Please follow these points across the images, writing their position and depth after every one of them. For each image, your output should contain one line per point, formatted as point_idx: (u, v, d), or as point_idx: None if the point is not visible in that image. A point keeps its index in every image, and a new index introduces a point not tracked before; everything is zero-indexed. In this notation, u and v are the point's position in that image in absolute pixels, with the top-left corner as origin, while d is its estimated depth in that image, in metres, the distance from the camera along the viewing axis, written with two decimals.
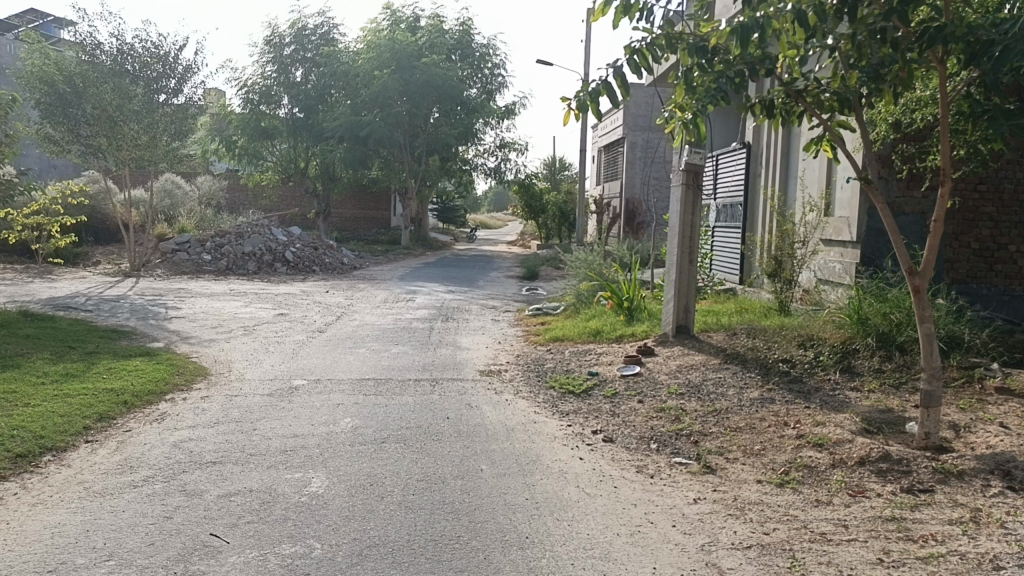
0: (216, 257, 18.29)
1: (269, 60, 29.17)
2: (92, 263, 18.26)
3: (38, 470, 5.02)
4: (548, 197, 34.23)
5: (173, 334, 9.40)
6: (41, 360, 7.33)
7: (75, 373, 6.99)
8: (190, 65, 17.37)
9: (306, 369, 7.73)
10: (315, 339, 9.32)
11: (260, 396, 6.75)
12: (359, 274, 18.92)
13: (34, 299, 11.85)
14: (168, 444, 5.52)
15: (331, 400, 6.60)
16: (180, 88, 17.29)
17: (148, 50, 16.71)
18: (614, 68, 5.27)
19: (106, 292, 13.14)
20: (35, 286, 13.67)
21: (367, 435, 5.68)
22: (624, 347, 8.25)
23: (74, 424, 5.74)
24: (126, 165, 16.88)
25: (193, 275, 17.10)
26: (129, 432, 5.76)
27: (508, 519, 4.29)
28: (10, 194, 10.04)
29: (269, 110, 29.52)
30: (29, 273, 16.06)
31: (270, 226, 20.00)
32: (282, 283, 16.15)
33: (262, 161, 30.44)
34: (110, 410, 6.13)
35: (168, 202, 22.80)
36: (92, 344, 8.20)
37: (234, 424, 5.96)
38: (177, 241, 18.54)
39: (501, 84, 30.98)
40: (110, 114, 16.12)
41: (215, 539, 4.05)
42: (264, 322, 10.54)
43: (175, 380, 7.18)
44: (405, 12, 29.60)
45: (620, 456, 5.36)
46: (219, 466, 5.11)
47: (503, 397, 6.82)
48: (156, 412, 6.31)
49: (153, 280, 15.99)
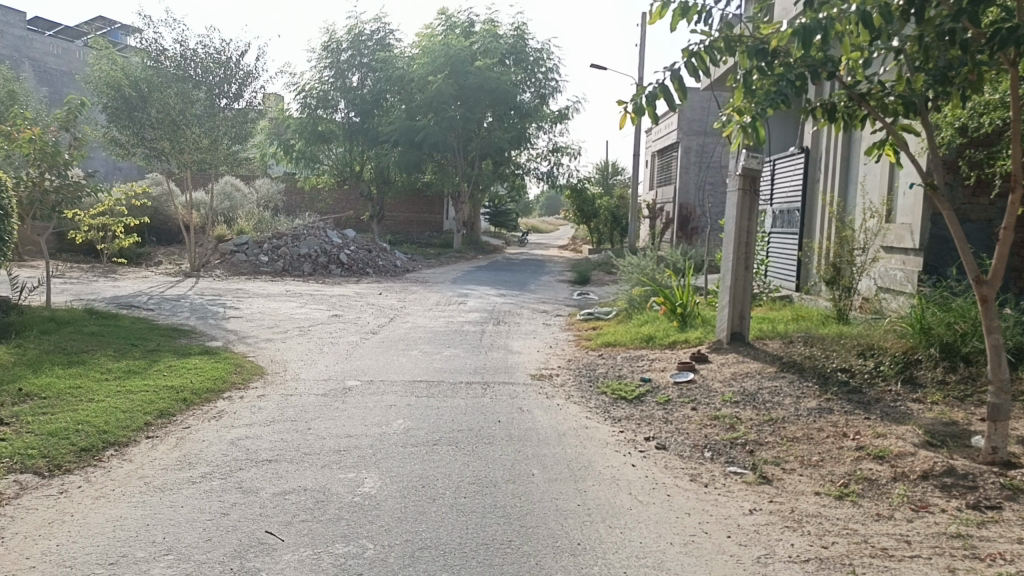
0: (273, 258, 18.65)
1: (326, 65, 29.44)
2: (154, 263, 18.79)
3: (101, 463, 5.18)
4: (600, 202, 34.08)
5: (231, 333, 9.60)
6: (105, 356, 7.55)
7: (137, 370, 7.19)
8: (250, 71, 17.66)
9: (359, 369, 7.82)
10: (368, 340, 9.45)
11: (315, 396, 6.85)
12: (411, 277, 19.10)
13: (100, 297, 12.23)
14: (226, 441, 5.64)
15: (383, 400, 6.67)
16: (240, 93, 17.63)
17: (211, 56, 17.12)
18: (672, 71, 5.21)
19: (168, 292, 13.51)
20: (100, 285, 14.11)
21: (418, 436, 5.72)
22: (678, 353, 8.16)
23: (136, 420, 5.90)
24: (187, 169, 17.31)
25: (251, 276, 17.48)
26: (188, 428, 5.91)
27: (559, 524, 4.27)
28: (77, 195, 10.34)
29: (325, 114, 29.69)
30: (95, 272, 16.60)
31: (326, 229, 20.31)
32: (337, 285, 16.37)
33: (319, 165, 30.94)
34: (171, 406, 6.28)
35: (226, 204, 23.29)
36: (153, 342, 8.42)
37: (290, 423, 6.06)
38: (235, 243, 18.98)
39: (555, 88, 30.98)
40: (174, 119, 16.66)
41: (270, 536, 4.12)
42: (319, 322, 10.70)
43: (233, 378, 7.33)
44: (460, 17, 29.71)
45: (673, 464, 5.29)
46: (275, 463, 5.20)
47: (554, 402, 6.80)
48: (215, 409, 6.46)
49: (213, 280, 16.40)
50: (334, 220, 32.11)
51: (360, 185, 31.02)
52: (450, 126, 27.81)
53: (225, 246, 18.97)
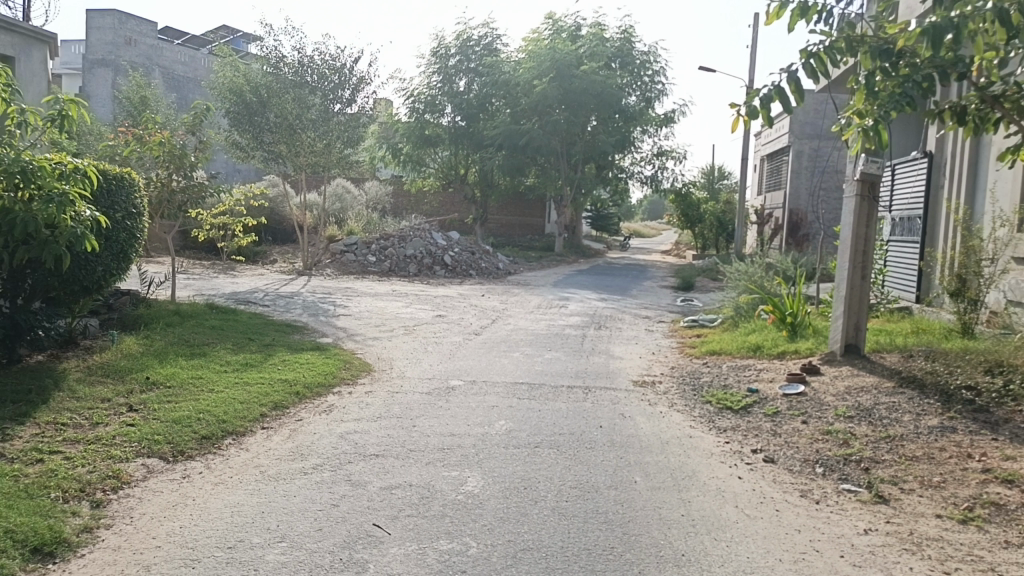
0: (380, 258, 19.18)
1: (435, 70, 30.05)
2: (269, 262, 19.65)
3: (221, 451, 5.45)
4: (705, 206, 33.41)
5: (341, 330, 9.92)
6: (224, 349, 7.94)
7: (253, 363, 7.53)
8: (363, 76, 18.31)
9: (462, 370, 7.94)
10: (471, 341, 9.58)
11: (419, 394, 7.00)
12: (513, 279, 19.26)
13: (220, 292, 12.89)
14: (335, 434, 5.83)
15: (485, 401, 6.75)
16: (353, 98, 18.21)
17: (326, 63, 17.79)
18: (789, 73, 5.04)
19: (282, 289, 14.09)
20: (220, 281, 14.87)
21: (520, 438, 5.76)
22: (786, 364, 7.91)
23: (252, 411, 6.17)
24: (302, 172, 18.02)
25: (359, 275, 18.05)
26: (300, 421, 6.15)
27: (663, 534, 4.21)
28: (202, 196, 10.90)
29: (432, 119, 30.27)
30: (215, 269, 17.50)
31: (430, 230, 20.73)
32: (440, 286, 16.68)
33: (425, 168, 31.61)
34: (284, 399, 6.55)
35: (338, 205, 24.05)
36: (269, 337, 8.80)
37: (396, 419, 6.21)
38: (345, 243, 19.64)
39: (661, 91, 30.61)
40: (291, 123, 17.22)
41: (377, 529, 4.23)
42: (423, 322, 10.93)
43: (342, 374, 7.57)
44: (567, 21, 29.72)
45: (782, 478, 5.13)
46: (382, 458, 5.34)
47: (658, 409, 6.71)
48: (325, 403, 6.69)
49: (323, 278, 17.02)
50: (438, 223, 32.77)
51: (464, 188, 31.49)
52: (554, 130, 27.93)
53: (335, 246, 19.66)
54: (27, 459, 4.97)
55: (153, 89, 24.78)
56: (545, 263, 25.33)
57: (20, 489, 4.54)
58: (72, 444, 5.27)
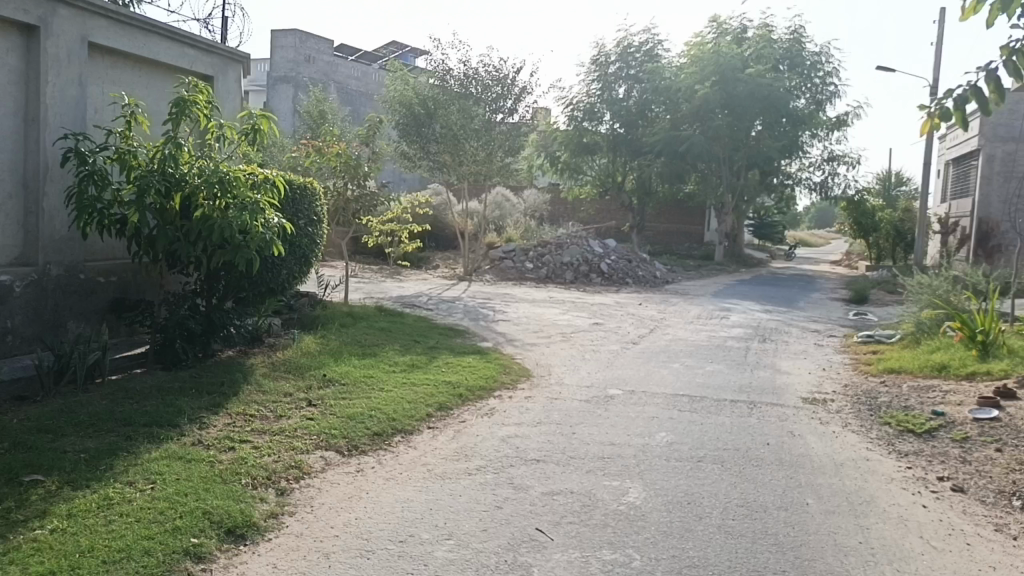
0: (538, 265, 19.42)
1: (594, 78, 29.96)
2: (432, 267, 20.40)
3: (391, 448, 5.72)
4: (880, 215, 31.44)
5: (501, 335, 10.13)
6: (392, 350, 8.31)
7: (419, 364, 7.83)
8: (525, 86, 18.66)
9: (621, 379, 7.88)
10: (630, 350, 9.50)
11: (579, 401, 7.02)
12: (672, 288, 18.93)
13: (387, 296, 13.53)
14: (498, 437, 5.95)
15: (646, 412, 6.67)
16: (515, 108, 18.70)
17: (489, 74, 18.38)
18: (988, 71, 4.61)
19: (444, 293, 14.59)
20: (387, 285, 15.62)
21: (683, 451, 5.64)
22: (976, 386, 7.29)
23: (419, 410, 6.42)
24: (465, 180, 18.61)
25: (517, 282, 18.38)
26: (464, 423, 6.33)
27: (839, 561, 3.99)
28: (374, 204, 11.48)
29: (590, 127, 30.17)
30: (381, 273, 18.39)
31: (588, 238, 20.79)
32: (597, 294, 16.67)
33: (582, 177, 31.60)
34: (449, 401, 6.76)
35: (498, 212, 24.62)
36: (433, 339, 9.13)
37: (556, 425, 6.25)
38: (504, 250, 20.07)
39: (832, 94, 29.20)
40: (456, 133, 17.67)
41: (540, 534, 4.27)
42: (581, 330, 10.96)
43: (502, 378, 7.72)
44: (732, 23, 29.07)
45: (973, 510, 4.73)
46: (543, 464, 5.39)
47: (830, 429, 6.38)
48: (487, 406, 6.85)
49: (483, 284, 17.48)
50: (596, 231, 32.78)
51: (621, 196, 30.82)
52: (716, 135, 27.31)
53: (495, 252, 20.14)
54: (222, 446, 5.43)
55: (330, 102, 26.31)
56: (705, 272, 24.73)
57: (216, 474, 4.98)
58: (260, 434, 5.69)
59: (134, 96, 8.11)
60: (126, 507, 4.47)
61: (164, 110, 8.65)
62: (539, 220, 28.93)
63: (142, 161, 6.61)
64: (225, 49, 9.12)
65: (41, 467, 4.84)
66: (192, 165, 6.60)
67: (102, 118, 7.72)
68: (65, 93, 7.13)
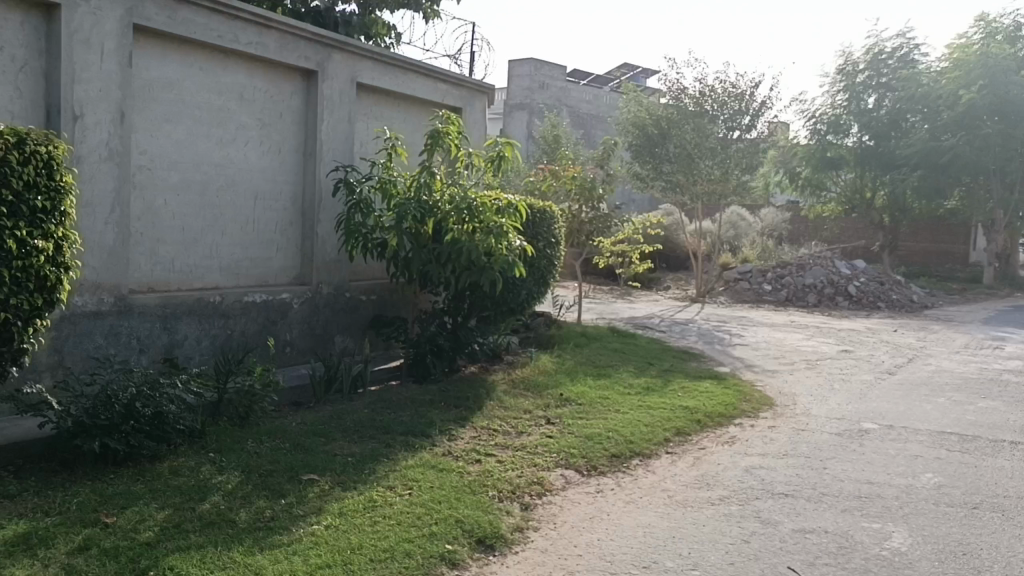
0: (777, 287, 18.54)
1: (841, 89, 26.30)
2: (664, 287, 20.20)
3: (629, 471, 5.75)
4: None
5: (739, 360, 9.78)
6: (627, 372, 8.31)
7: (654, 387, 7.76)
8: (764, 101, 18.00)
9: (876, 412, 7.29)
10: (885, 381, 8.77)
11: (829, 434, 6.59)
12: (933, 314, 17.21)
13: (620, 317, 13.58)
14: (740, 467, 5.75)
15: (907, 450, 6.12)
16: (753, 124, 18.03)
17: (726, 90, 17.91)
18: None
19: (677, 315, 14.37)
20: (619, 306, 15.70)
21: (955, 496, 5.10)
22: None
23: (657, 434, 6.37)
24: (699, 201, 18.31)
25: (754, 305, 17.72)
26: (704, 450, 6.19)
27: None
28: (608, 226, 11.62)
29: (835, 140, 26.28)
30: (614, 293, 18.51)
31: (833, 259, 19.52)
32: (844, 319, 15.57)
33: (827, 193, 27.09)
34: (687, 426, 6.63)
35: (733, 232, 23.89)
36: (668, 363, 9.02)
37: (804, 459, 5.92)
38: (739, 271, 19.53)
39: None
40: (690, 152, 17.67)
41: (792, 573, 4.06)
42: (827, 357, 10.30)
43: (743, 406, 7.44)
44: (1002, 22, 24.68)
45: None
46: (791, 499, 5.12)
47: None
48: (728, 434, 6.65)
49: (718, 306, 17.01)
50: (839, 253, 28.78)
51: (870, 214, 26.33)
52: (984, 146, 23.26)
53: (729, 274, 19.66)
54: (469, 458, 5.71)
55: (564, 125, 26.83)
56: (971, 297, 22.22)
57: (465, 485, 5.24)
58: (503, 449, 5.91)
59: (395, 129, 8.88)
60: (389, 509, 4.84)
61: (419, 141, 9.36)
62: (783, 239, 27.12)
63: (400, 189, 7.23)
64: (473, 81, 9.69)
65: (317, 467, 5.37)
66: (442, 193, 7.10)
67: (367, 151, 8.51)
68: (338, 129, 7.95)
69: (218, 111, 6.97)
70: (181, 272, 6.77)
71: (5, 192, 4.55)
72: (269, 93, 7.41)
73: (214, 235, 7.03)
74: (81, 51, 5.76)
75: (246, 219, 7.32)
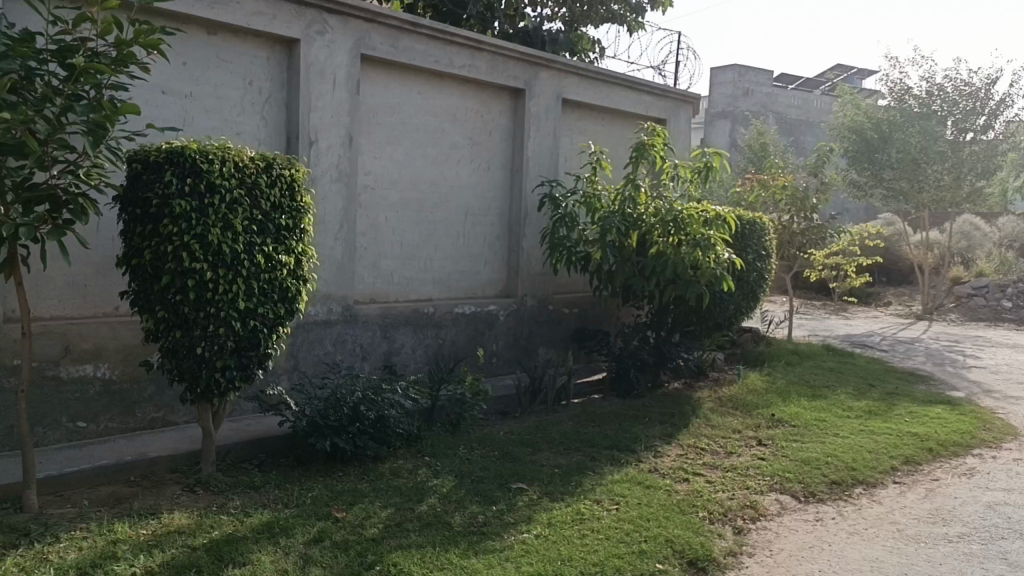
0: (1019, 304, 16.63)
1: None
2: (882, 303, 18.75)
3: (852, 500, 5.40)
4: None
5: (977, 385, 8.86)
6: (845, 393, 7.78)
7: (878, 411, 7.21)
8: (1003, 98, 16.29)
9: None
10: None
11: None
12: None
13: (836, 334, 12.76)
14: (982, 503, 5.29)
15: None
16: (990, 124, 16.32)
17: (958, 89, 16.42)
18: None
19: (901, 333, 13.28)
20: (833, 322, 14.77)
21: None
22: None
23: (882, 462, 5.93)
24: (924, 210, 16.85)
25: (991, 324, 16.01)
26: (937, 481, 5.71)
27: None
28: (823, 237, 10.98)
29: None
30: (826, 309, 17.45)
31: None
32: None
33: None
34: (917, 455, 6.11)
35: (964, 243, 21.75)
36: (892, 385, 8.35)
37: None
38: (973, 286, 17.71)
39: None
40: (915, 157, 16.33)
41: None
42: None
43: (982, 435, 6.72)
44: None
45: None
46: None
47: None
48: (966, 465, 6.05)
49: (948, 324, 15.52)
50: None
51: None
52: None
53: (960, 289, 17.90)
54: (677, 476, 5.58)
55: (771, 131, 25.64)
56: None
57: (674, 504, 5.12)
58: (712, 469, 5.73)
59: (599, 143, 8.95)
60: (597, 523, 4.82)
61: (623, 154, 9.36)
62: None
63: (604, 203, 7.24)
64: (678, 91, 9.56)
65: (525, 476, 5.48)
66: (647, 205, 7.02)
67: (571, 166, 8.64)
68: (544, 145, 8.14)
69: (434, 132, 7.35)
70: (399, 285, 7.19)
71: (257, 213, 5.15)
72: (480, 112, 7.73)
73: (429, 250, 7.41)
74: (316, 82, 6.30)
75: (457, 234, 7.66)
